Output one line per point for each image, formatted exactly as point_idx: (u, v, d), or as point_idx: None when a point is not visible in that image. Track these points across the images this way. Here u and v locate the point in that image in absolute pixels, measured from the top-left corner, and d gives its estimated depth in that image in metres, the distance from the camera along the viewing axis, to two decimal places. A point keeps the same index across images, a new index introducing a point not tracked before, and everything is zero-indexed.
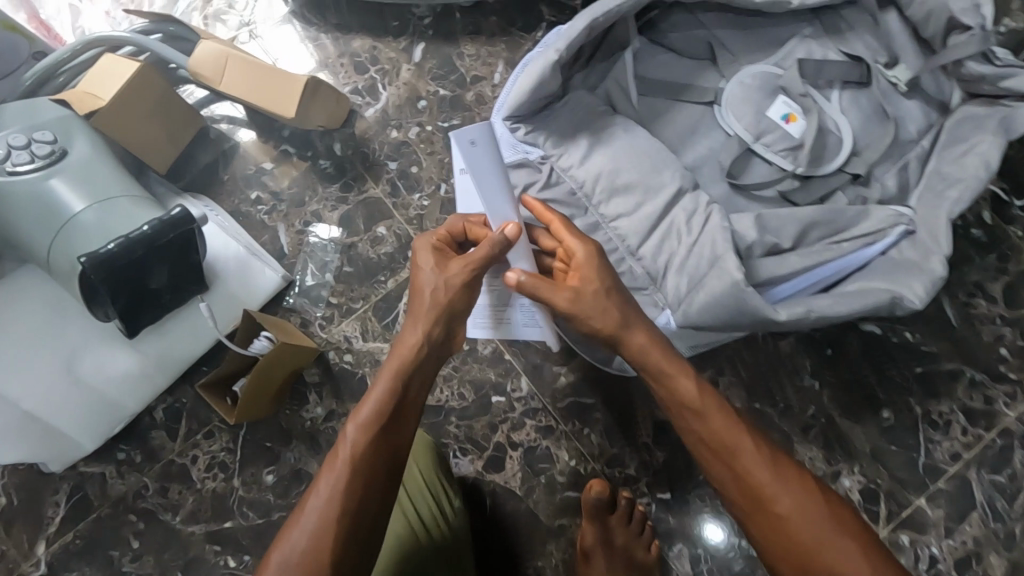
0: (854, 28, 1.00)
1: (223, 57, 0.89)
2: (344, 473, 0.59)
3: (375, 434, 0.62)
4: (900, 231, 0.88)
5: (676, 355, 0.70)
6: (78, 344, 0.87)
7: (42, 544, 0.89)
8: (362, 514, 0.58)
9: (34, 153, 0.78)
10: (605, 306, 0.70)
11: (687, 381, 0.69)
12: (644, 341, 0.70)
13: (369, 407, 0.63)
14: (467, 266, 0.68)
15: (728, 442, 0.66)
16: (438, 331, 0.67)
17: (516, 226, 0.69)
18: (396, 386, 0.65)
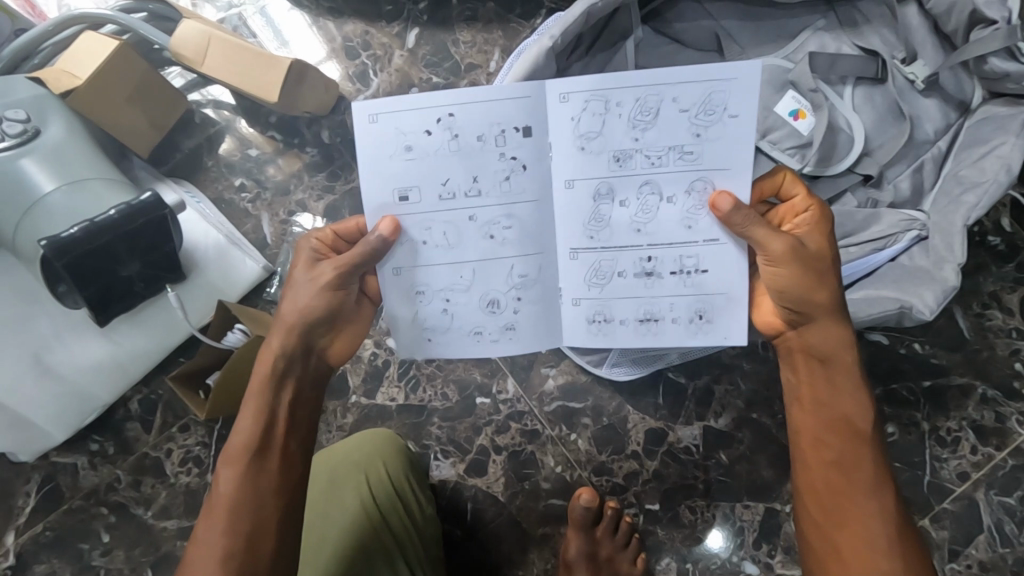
0: (869, 22, 0.95)
1: (206, 41, 0.86)
2: (223, 523, 0.55)
3: (242, 468, 0.56)
4: (912, 236, 0.82)
5: (848, 359, 0.60)
6: (49, 333, 0.85)
7: (12, 535, 0.86)
8: (252, 553, 0.54)
9: (5, 131, 0.75)
10: (813, 283, 0.58)
11: (843, 397, 0.60)
12: (835, 339, 0.59)
13: (237, 441, 0.57)
14: (340, 269, 0.59)
15: (844, 458, 0.59)
16: (295, 344, 0.60)
17: (389, 223, 0.56)
18: (260, 415, 0.58)
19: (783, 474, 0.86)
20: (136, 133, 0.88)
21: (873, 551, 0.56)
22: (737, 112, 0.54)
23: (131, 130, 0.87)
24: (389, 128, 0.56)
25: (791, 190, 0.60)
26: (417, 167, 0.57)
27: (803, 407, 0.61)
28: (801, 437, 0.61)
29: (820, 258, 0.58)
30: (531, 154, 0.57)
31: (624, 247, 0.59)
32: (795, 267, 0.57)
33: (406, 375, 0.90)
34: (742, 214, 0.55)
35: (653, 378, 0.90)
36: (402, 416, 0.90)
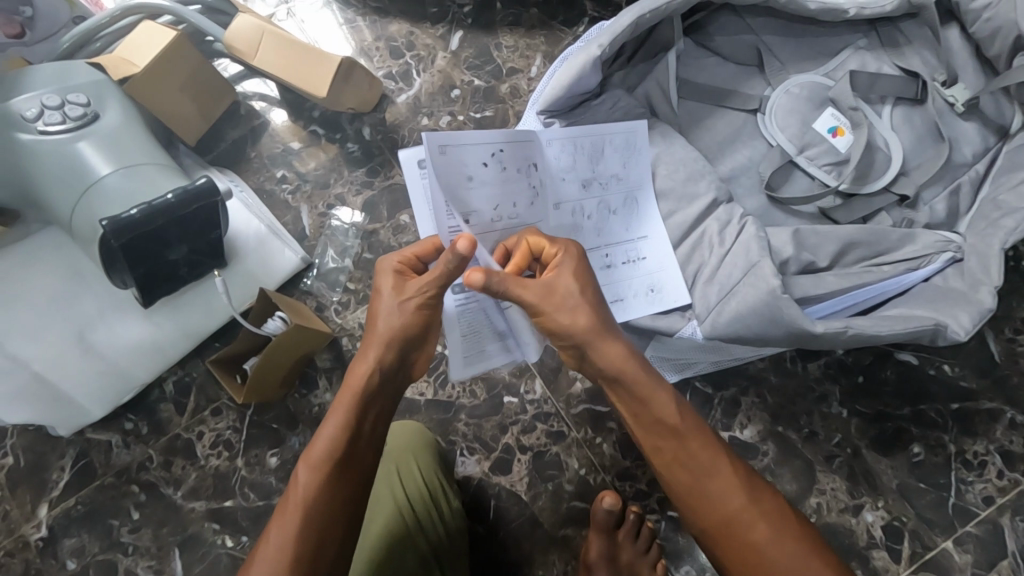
0: (912, 42, 0.95)
1: (260, 31, 0.88)
2: (297, 524, 0.55)
3: (329, 476, 0.58)
4: (947, 258, 0.83)
5: (641, 370, 0.62)
6: (92, 313, 0.85)
7: (45, 507, 0.89)
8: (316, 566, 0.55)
9: (65, 114, 0.77)
10: (576, 312, 0.62)
11: (652, 394, 0.62)
12: (616, 356, 0.62)
13: (320, 448, 0.59)
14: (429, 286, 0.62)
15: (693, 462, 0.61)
16: (387, 361, 0.63)
17: (469, 240, 0.57)
18: (346, 424, 0.60)
19: (806, 488, 0.87)
20: (184, 122, 0.91)
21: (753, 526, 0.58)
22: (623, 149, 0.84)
23: (182, 117, 0.91)
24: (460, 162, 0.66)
25: (538, 240, 0.67)
26: (470, 188, 0.67)
27: (637, 409, 0.63)
28: (658, 454, 0.64)
29: (570, 294, 0.62)
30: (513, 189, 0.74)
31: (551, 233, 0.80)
32: (578, 306, 0.62)
33: (435, 371, 0.91)
34: (533, 269, 0.63)
35: (681, 386, 0.90)
36: (429, 411, 0.91)
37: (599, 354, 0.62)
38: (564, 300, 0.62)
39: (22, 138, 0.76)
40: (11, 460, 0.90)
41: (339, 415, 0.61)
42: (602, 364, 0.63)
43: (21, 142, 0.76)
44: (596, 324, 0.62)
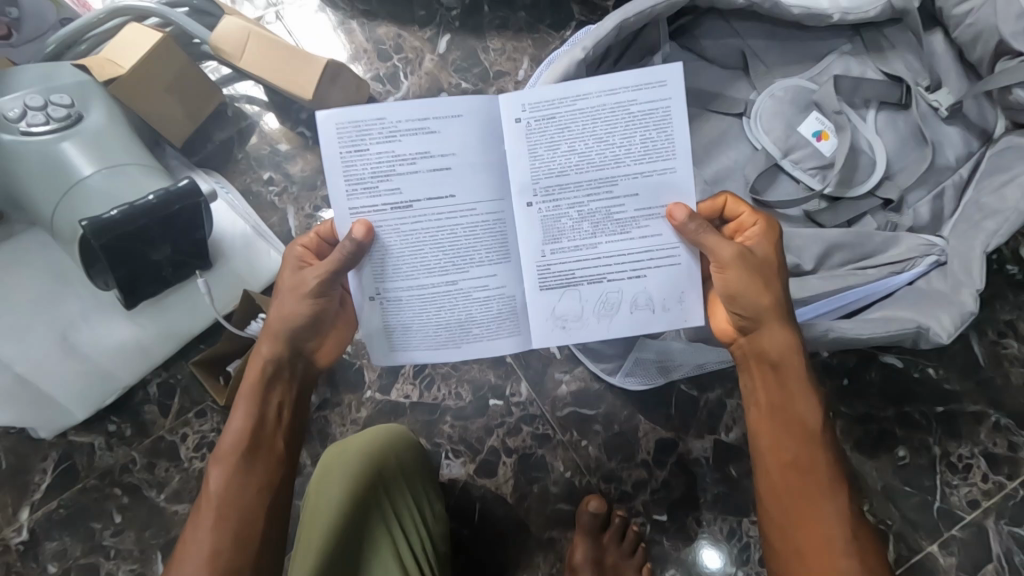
0: (895, 48, 0.96)
1: (245, 34, 0.88)
2: (212, 518, 0.56)
3: (236, 469, 0.59)
4: (930, 262, 0.83)
5: (800, 362, 0.62)
6: (76, 315, 0.84)
7: (26, 510, 0.88)
8: (240, 548, 0.56)
9: (49, 115, 0.77)
10: (763, 290, 0.61)
11: (795, 382, 0.62)
12: (782, 345, 0.61)
13: (229, 444, 0.60)
14: (320, 274, 0.62)
15: (810, 466, 0.59)
16: (280, 353, 0.63)
17: (363, 224, 0.58)
18: (252, 416, 0.61)
19: None
20: (172, 124, 0.91)
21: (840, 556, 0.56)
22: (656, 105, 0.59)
23: (168, 119, 0.90)
24: (351, 138, 0.58)
25: (738, 204, 0.63)
26: (353, 168, 0.59)
27: (771, 386, 0.62)
28: (761, 437, 0.63)
29: (764, 267, 0.61)
30: (438, 176, 0.60)
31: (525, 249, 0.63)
32: (743, 273, 0.60)
33: (421, 373, 0.91)
34: (693, 225, 0.59)
35: (666, 388, 0.90)
36: (414, 413, 0.90)
37: (766, 339, 0.62)
38: (774, 286, 0.61)
39: (4, 139, 0.75)
40: None
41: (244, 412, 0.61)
42: (763, 346, 0.62)
43: (3, 143, 0.76)
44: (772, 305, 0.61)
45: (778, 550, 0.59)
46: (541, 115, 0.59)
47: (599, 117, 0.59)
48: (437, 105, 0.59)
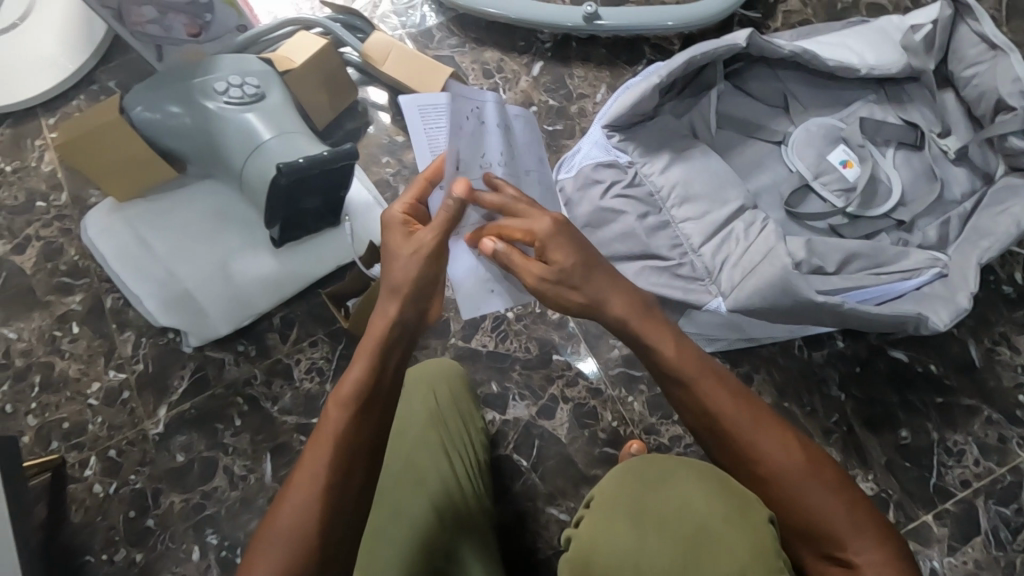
0: (913, 100, 1.16)
1: (389, 47, 1.12)
2: (329, 454, 0.66)
3: (354, 413, 0.68)
4: (935, 272, 1.00)
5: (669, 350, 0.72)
6: (234, 249, 1.06)
7: (165, 408, 1.07)
8: (344, 498, 0.66)
9: (244, 92, 1.00)
10: (623, 304, 0.73)
11: (664, 342, 0.72)
12: (625, 308, 0.73)
13: (349, 387, 0.69)
14: (437, 237, 0.74)
15: (738, 424, 0.69)
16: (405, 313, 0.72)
17: (463, 185, 0.74)
18: (370, 368, 0.70)
19: None
20: (318, 109, 1.12)
21: (799, 485, 0.66)
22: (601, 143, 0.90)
23: (318, 106, 1.12)
24: (461, 113, 0.76)
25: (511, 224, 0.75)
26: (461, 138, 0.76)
27: (654, 362, 0.73)
28: (697, 410, 0.71)
29: (571, 269, 0.72)
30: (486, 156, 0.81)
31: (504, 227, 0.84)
32: (552, 281, 0.73)
33: (498, 328, 1.09)
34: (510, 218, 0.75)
35: None
36: (489, 360, 1.08)
37: (608, 311, 0.73)
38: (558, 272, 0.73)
39: (209, 105, 0.98)
40: (141, 366, 1.09)
41: (364, 361, 0.71)
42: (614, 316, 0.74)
43: (207, 108, 0.98)
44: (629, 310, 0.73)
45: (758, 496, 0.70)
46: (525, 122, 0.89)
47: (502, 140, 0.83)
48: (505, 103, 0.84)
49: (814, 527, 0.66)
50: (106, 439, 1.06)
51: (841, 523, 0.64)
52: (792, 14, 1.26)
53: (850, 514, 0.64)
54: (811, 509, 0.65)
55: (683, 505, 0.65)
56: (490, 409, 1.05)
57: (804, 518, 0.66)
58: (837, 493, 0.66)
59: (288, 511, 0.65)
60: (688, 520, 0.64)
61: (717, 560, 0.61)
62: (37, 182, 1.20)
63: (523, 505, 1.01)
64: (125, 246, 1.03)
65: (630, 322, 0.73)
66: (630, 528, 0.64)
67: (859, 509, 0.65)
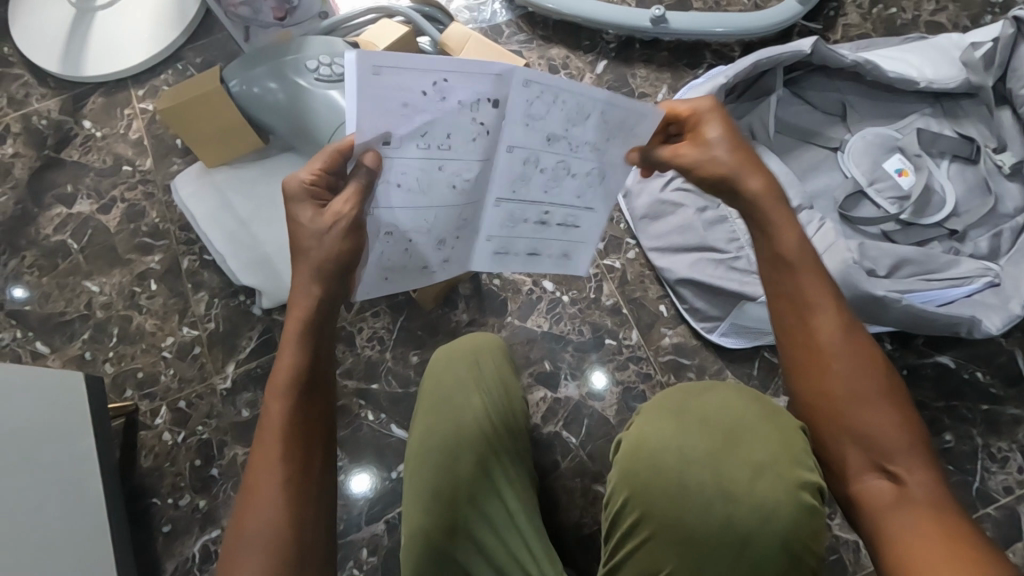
0: (968, 115, 1.19)
1: (466, 38, 1.18)
2: (281, 445, 0.70)
3: (292, 400, 0.72)
4: (986, 281, 1.03)
5: (794, 231, 0.75)
6: None
7: (233, 365, 1.13)
8: (308, 476, 0.71)
9: (331, 72, 1.05)
10: (752, 175, 0.76)
11: (785, 227, 0.75)
12: (778, 212, 0.76)
13: (283, 378, 0.73)
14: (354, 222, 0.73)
15: (819, 324, 0.74)
16: (325, 298, 0.75)
17: (373, 157, 0.69)
18: (300, 359, 0.74)
19: None
20: None
21: (851, 381, 0.71)
22: (641, 133, 0.76)
23: None
24: (516, 99, 0.70)
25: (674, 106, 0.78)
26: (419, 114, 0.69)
27: (771, 240, 0.76)
28: (783, 297, 0.76)
29: (732, 157, 0.76)
30: (498, 122, 0.72)
31: (530, 202, 0.81)
32: (701, 169, 0.77)
33: (553, 310, 1.13)
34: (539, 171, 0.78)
35: (752, 352, 1.09)
36: (543, 340, 1.12)
37: (748, 189, 0.76)
38: (709, 152, 0.76)
39: (299, 83, 1.04)
40: (212, 325, 1.16)
41: (294, 352, 0.74)
42: (749, 196, 0.76)
43: (298, 86, 1.04)
44: (720, 172, 0.76)
45: (801, 396, 0.75)
46: (616, 118, 0.74)
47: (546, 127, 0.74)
48: (584, 98, 0.71)
49: (857, 424, 0.70)
50: (177, 391, 1.12)
51: (882, 420, 0.69)
52: (851, 27, 1.30)
53: (896, 422, 0.69)
54: (864, 399, 0.70)
55: (725, 411, 0.76)
56: (542, 387, 1.09)
57: (849, 417, 0.70)
58: (889, 397, 0.70)
59: (258, 507, 0.68)
60: (729, 421, 0.75)
61: (758, 451, 0.73)
62: (125, 148, 1.28)
63: (569, 480, 1.05)
64: (212, 211, 1.09)
65: (762, 206, 0.76)
66: (682, 429, 0.76)
67: (906, 420, 0.69)
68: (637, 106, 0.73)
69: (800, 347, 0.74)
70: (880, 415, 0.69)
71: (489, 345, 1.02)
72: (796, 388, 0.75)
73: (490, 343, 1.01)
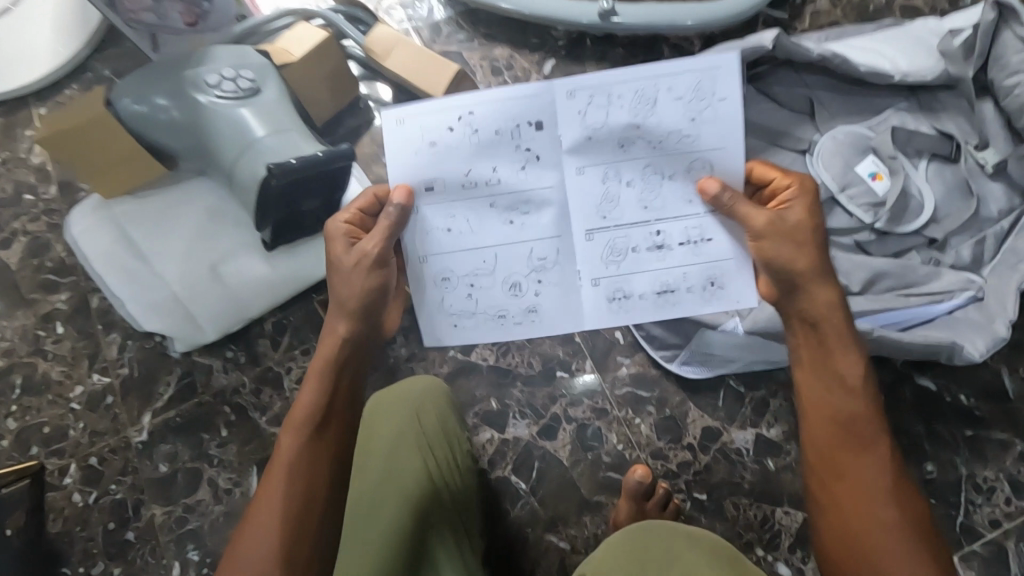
0: (949, 109, 1.08)
1: (393, 41, 1.06)
2: (284, 483, 0.68)
3: (304, 436, 0.71)
4: (968, 295, 0.94)
5: (836, 321, 0.70)
6: (226, 251, 1.00)
7: (149, 415, 1.02)
8: (309, 516, 0.68)
9: (238, 86, 0.94)
10: (799, 251, 0.70)
11: (829, 321, 0.70)
12: (824, 303, 0.70)
13: (300, 413, 0.72)
14: (382, 247, 0.75)
15: (850, 426, 0.68)
16: (354, 329, 0.76)
17: (401, 190, 0.74)
18: (317, 395, 0.73)
19: None
20: (320, 106, 1.07)
21: (876, 498, 0.65)
22: (724, 96, 0.73)
23: (318, 102, 1.07)
24: (563, 99, 0.74)
25: (764, 173, 0.74)
26: (486, 137, 0.75)
27: (812, 329, 0.71)
28: (807, 394, 0.71)
29: (800, 234, 0.71)
30: (542, 144, 0.75)
31: (633, 224, 0.77)
32: (773, 239, 0.71)
33: (499, 341, 1.02)
34: (707, 200, 0.73)
35: (716, 382, 0.99)
36: (489, 375, 1.02)
37: (813, 293, 0.70)
38: (782, 219, 0.71)
39: (200, 99, 0.93)
40: (126, 370, 1.04)
41: (315, 385, 0.74)
42: (816, 301, 0.71)
43: (198, 102, 0.93)
44: (771, 225, 0.71)
45: (820, 506, 0.69)
46: (697, 98, 0.74)
47: (631, 118, 0.75)
48: (656, 79, 0.74)
49: (875, 555, 0.63)
50: (88, 446, 1.01)
51: (897, 554, 0.63)
52: (821, 15, 1.19)
53: (916, 563, 0.62)
54: (886, 527, 0.64)
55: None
56: (488, 427, 1.00)
57: (871, 543, 0.64)
58: (909, 530, 0.64)
59: (249, 545, 0.67)
60: None
61: None
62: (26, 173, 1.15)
63: (522, 530, 0.96)
64: (108, 247, 0.98)
65: (826, 315, 0.70)
66: None
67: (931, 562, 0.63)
68: (718, 64, 0.73)
69: (826, 444, 0.69)
70: (896, 550, 0.63)
71: (431, 390, 0.93)
72: (812, 492, 0.70)
73: (433, 387, 0.93)
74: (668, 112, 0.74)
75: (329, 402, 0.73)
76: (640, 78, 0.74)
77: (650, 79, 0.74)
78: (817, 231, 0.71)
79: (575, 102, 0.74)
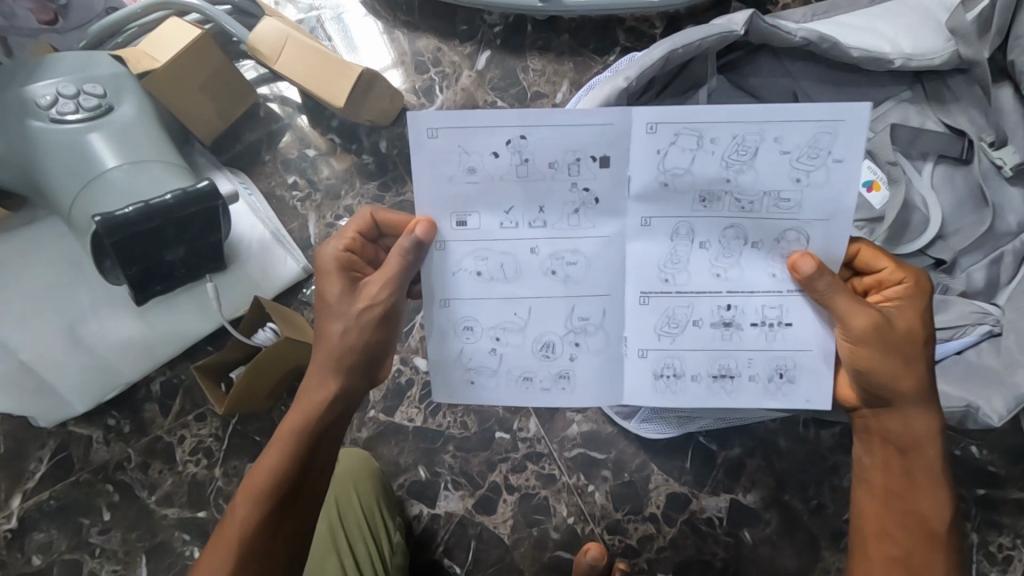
0: (958, 99, 0.90)
1: (283, 36, 0.86)
2: (233, 559, 0.55)
3: (263, 514, 0.57)
4: (983, 331, 0.77)
5: (933, 448, 0.59)
6: (87, 308, 0.86)
7: (17, 499, 0.86)
8: None
9: (79, 104, 0.76)
10: (903, 367, 0.57)
11: (925, 444, 0.59)
12: (920, 429, 0.58)
13: (263, 480, 0.57)
14: (385, 285, 0.58)
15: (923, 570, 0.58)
16: (344, 385, 0.60)
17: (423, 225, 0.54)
18: (287, 456, 0.58)
19: (809, 564, 0.81)
20: (204, 122, 0.89)
21: None
22: (842, 157, 0.53)
23: (199, 117, 0.88)
24: (635, 142, 0.53)
25: (875, 258, 0.59)
26: (531, 179, 0.54)
27: (892, 443, 0.59)
28: (866, 519, 0.60)
29: (904, 343, 0.57)
30: (604, 184, 0.55)
31: (703, 293, 0.58)
32: (875, 346, 0.56)
33: (427, 398, 0.87)
34: (817, 282, 0.54)
35: (682, 441, 0.84)
36: (416, 439, 0.86)
37: (912, 413, 0.58)
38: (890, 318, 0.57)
39: (33, 124, 0.75)
40: None
41: (285, 445, 0.59)
42: (908, 421, 0.58)
43: (31, 127, 0.76)
44: (874, 327, 0.55)
45: None
46: (811, 154, 0.53)
47: (726, 160, 0.54)
48: (777, 118, 0.52)
49: None
50: None
51: None
52: None
53: None
54: None
55: None
56: (417, 501, 0.85)
57: None
58: None
59: None
60: None
61: None
62: None
63: None
64: None
65: (914, 438, 0.59)
66: None
67: None
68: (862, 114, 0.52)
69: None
70: None
71: (354, 468, 0.79)
72: None
73: (356, 464, 0.79)
74: (773, 163, 0.54)
75: (303, 467, 0.59)
76: (749, 117, 0.53)
77: (761, 113, 0.53)
78: (924, 341, 0.58)
79: (659, 142, 0.53)
